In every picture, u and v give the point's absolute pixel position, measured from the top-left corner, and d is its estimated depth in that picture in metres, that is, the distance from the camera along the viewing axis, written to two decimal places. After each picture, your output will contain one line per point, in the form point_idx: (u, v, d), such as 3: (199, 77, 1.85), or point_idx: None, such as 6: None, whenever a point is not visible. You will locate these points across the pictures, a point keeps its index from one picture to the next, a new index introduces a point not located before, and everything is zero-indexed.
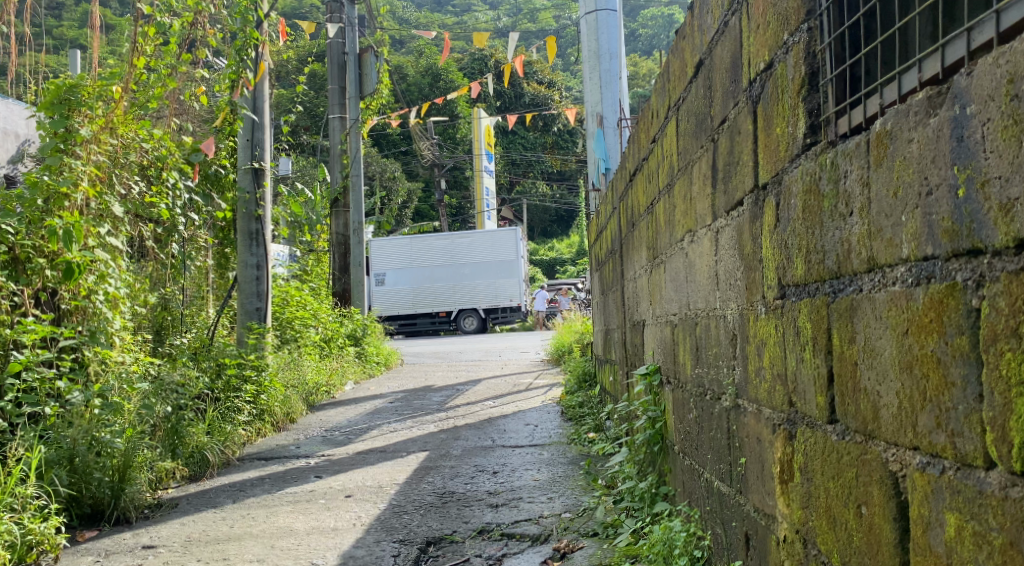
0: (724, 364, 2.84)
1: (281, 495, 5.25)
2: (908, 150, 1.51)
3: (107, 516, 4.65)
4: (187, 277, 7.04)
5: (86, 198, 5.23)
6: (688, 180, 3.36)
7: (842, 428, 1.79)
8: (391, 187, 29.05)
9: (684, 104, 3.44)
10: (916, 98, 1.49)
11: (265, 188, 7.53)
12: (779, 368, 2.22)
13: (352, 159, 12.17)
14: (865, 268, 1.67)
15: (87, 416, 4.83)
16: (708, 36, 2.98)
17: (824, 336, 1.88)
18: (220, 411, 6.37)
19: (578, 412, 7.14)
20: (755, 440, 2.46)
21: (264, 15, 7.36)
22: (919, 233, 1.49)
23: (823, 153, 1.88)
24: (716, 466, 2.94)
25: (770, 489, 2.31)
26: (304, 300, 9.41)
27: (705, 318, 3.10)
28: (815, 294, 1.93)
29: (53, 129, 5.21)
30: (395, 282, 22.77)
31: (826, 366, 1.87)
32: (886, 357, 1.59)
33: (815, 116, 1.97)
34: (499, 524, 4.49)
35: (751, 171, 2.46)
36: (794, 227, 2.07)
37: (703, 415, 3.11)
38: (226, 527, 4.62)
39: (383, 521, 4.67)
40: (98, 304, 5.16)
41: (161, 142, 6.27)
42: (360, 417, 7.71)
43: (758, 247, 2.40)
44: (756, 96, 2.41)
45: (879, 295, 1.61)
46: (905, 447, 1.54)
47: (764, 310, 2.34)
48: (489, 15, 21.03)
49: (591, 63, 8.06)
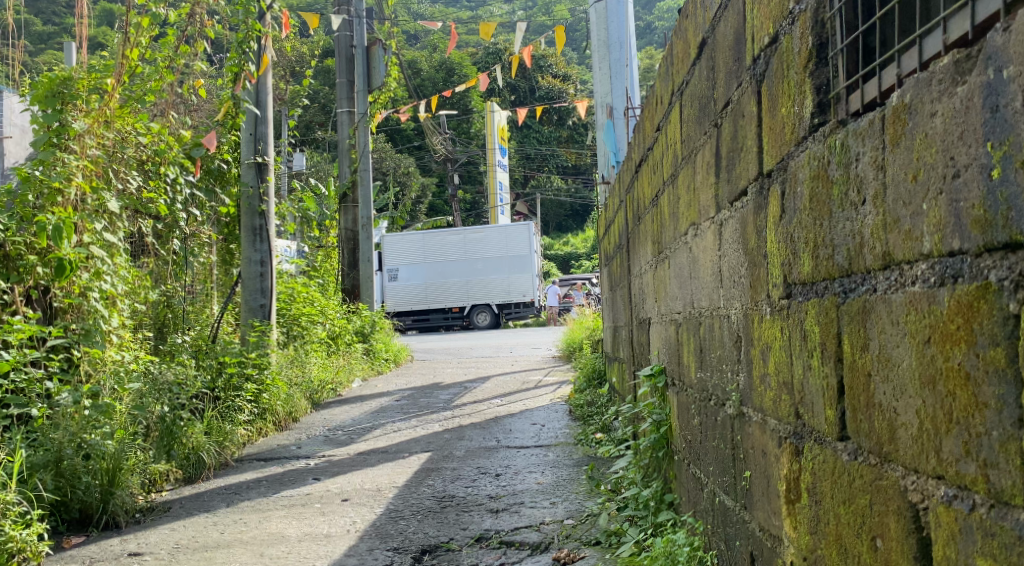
0: (727, 368, 2.62)
1: (276, 499, 5.04)
2: (931, 125, 1.29)
3: (96, 521, 4.44)
4: (191, 273, 6.82)
5: (82, 193, 5.01)
6: (691, 169, 3.15)
7: (854, 447, 1.57)
8: (405, 183, 28.77)
9: (687, 88, 3.23)
10: (941, 64, 1.27)
11: (268, 183, 7.24)
12: (785, 376, 2.00)
13: (361, 154, 11.90)
14: (880, 264, 1.44)
15: (77, 418, 4.57)
16: (712, 12, 2.77)
17: (833, 341, 1.66)
18: (220, 411, 6.17)
19: (587, 411, 6.91)
20: (760, 453, 2.25)
21: (265, 5, 7.08)
22: (943, 223, 1.27)
23: (832, 135, 1.65)
24: (720, 479, 2.72)
25: (776, 508, 2.10)
26: (312, 296, 9.17)
27: (709, 317, 2.88)
28: (823, 294, 1.71)
29: (46, 123, 5.01)
30: (407, 277, 22.59)
31: (835, 377, 1.64)
32: (904, 368, 1.36)
33: (824, 92, 1.75)
34: (498, 531, 4.27)
35: (755, 158, 2.24)
36: (800, 218, 1.85)
37: (708, 422, 2.89)
38: (216, 534, 4.41)
39: (379, 527, 4.47)
40: (93, 302, 4.93)
41: (159, 136, 6.04)
42: (364, 416, 7.50)
43: (763, 242, 2.18)
44: (760, 74, 2.19)
45: (895, 297, 1.39)
46: (927, 475, 1.32)
47: (768, 310, 2.12)
48: (504, 8, 20.81)
49: (602, 52, 7.84)
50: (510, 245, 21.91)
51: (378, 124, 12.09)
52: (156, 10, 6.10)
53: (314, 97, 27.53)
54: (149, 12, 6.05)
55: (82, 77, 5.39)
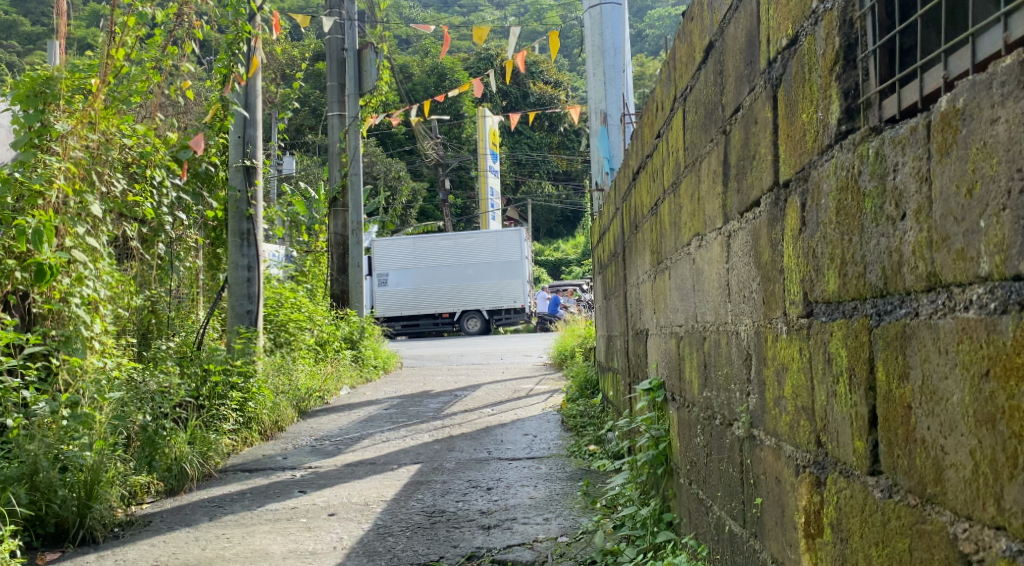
0: (735, 388, 2.50)
1: (260, 513, 4.87)
2: (990, 133, 1.16)
3: (72, 536, 4.25)
4: (177, 278, 6.62)
5: (63, 195, 4.82)
6: (694, 178, 3.02)
7: (888, 483, 1.44)
8: (396, 186, 28.60)
9: (691, 93, 3.10)
10: (1004, 64, 1.15)
11: (257, 187, 7.07)
12: (804, 400, 1.87)
13: (351, 158, 11.74)
14: (924, 286, 1.31)
15: (54, 429, 4.40)
16: (720, 15, 2.65)
17: (864, 367, 1.53)
18: (204, 420, 5.99)
19: (579, 421, 6.78)
20: (774, 480, 2.12)
21: (257, 7, 6.92)
22: (1007, 242, 1.14)
23: (864, 143, 1.53)
24: (726, 503, 2.59)
25: (792, 541, 1.97)
26: (299, 301, 9.01)
27: (714, 333, 2.76)
28: (852, 315, 1.58)
29: (27, 124, 4.83)
30: (397, 282, 22.45)
31: (867, 407, 1.51)
32: (955, 403, 1.23)
33: (852, 97, 1.62)
34: (490, 549, 4.12)
35: (771, 167, 2.11)
36: (825, 232, 1.72)
37: (713, 443, 2.76)
38: (197, 550, 4.23)
39: (366, 544, 4.31)
40: (75, 308, 4.73)
41: (146, 138, 5.83)
42: (352, 426, 7.34)
43: (778, 256, 2.06)
44: (777, 77, 2.06)
45: (943, 323, 1.26)
46: (983, 524, 1.19)
47: (785, 329, 1.99)
48: (496, 14, 20.66)
49: (595, 58, 7.69)
50: (501, 251, 21.81)
51: (370, 129, 11.94)
52: (143, 9, 5.85)
53: (305, 101, 27.36)
54: (135, 11, 5.82)
55: (66, 74, 5.19)
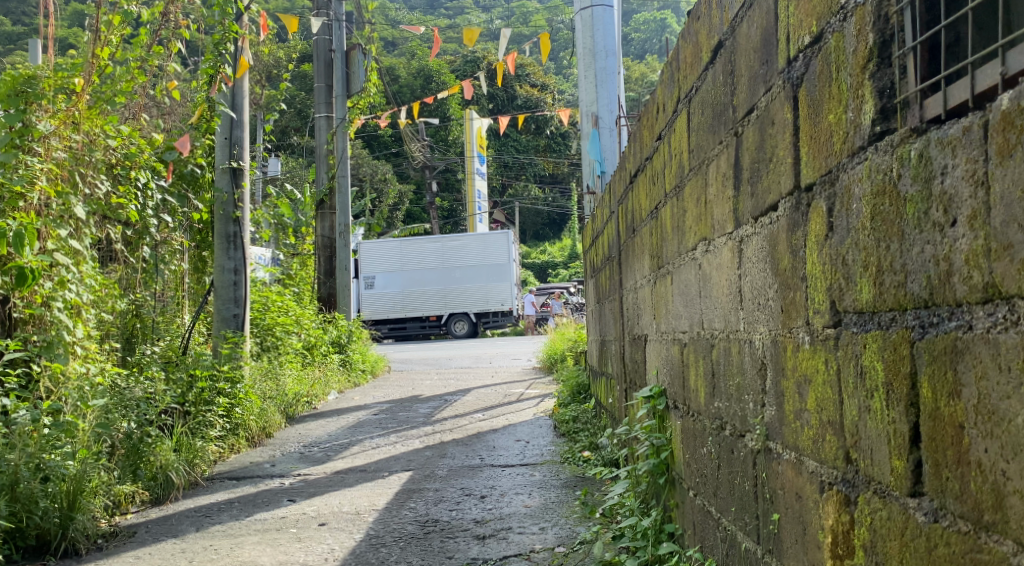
0: (748, 399, 2.42)
1: (249, 524, 4.75)
2: None
3: (53, 548, 4.09)
4: (161, 282, 6.48)
5: (44, 197, 4.70)
6: (700, 181, 2.94)
7: (933, 507, 1.37)
8: (382, 189, 28.44)
9: (696, 94, 3.01)
10: None
11: (244, 189, 6.92)
12: (829, 414, 1.78)
13: (339, 160, 11.62)
14: (980, 298, 1.25)
15: (35, 437, 4.27)
16: (731, 13, 2.56)
17: (902, 383, 1.45)
18: (190, 427, 5.84)
19: (572, 427, 6.67)
20: (793, 496, 2.03)
21: (243, 7, 6.76)
22: None
23: (904, 145, 1.45)
24: (737, 516, 2.51)
25: (815, 559, 1.89)
26: (286, 305, 8.89)
27: (723, 340, 2.68)
28: (888, 327, 1.50)
29: (8, 124, 4.55)
30: (384, 285, 22.31)
31: (906, 424, 1.43)
32: (1020, 425, 1.17)
33: (887, 96, 1.54)
34: (486, 560, 4.02)
35: (791, 170, 2.02)
36: (856, 237, 1.64)
37: (721, 454, 2.68)
38: (184, 562, 4.10)
39: (359, 555, 4.20)
40: (56, 313, 4.60)
41: (129, 139, 5.71)
42: (341, 432, 7.22)
43: (800, 262, 1.97)
44: (797, 76, 1.97)
45: (1006, 338, 1.20)
46: None
47: (807, 339, 1.91)
48: (482, 17, 20.58)
49: (586, 60, 7.59)
50: (488, 255, 21.83)
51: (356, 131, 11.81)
52: (128, 8, 5.71)
53: (291, 102, 27.20)
54: (120, 9, 5.69)
55: (49, 74, 5.01)
